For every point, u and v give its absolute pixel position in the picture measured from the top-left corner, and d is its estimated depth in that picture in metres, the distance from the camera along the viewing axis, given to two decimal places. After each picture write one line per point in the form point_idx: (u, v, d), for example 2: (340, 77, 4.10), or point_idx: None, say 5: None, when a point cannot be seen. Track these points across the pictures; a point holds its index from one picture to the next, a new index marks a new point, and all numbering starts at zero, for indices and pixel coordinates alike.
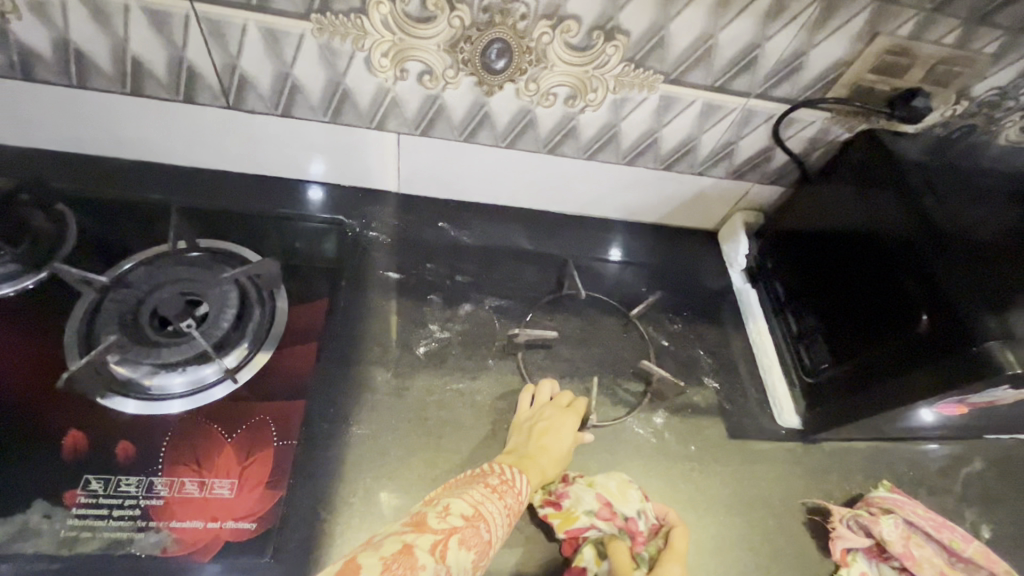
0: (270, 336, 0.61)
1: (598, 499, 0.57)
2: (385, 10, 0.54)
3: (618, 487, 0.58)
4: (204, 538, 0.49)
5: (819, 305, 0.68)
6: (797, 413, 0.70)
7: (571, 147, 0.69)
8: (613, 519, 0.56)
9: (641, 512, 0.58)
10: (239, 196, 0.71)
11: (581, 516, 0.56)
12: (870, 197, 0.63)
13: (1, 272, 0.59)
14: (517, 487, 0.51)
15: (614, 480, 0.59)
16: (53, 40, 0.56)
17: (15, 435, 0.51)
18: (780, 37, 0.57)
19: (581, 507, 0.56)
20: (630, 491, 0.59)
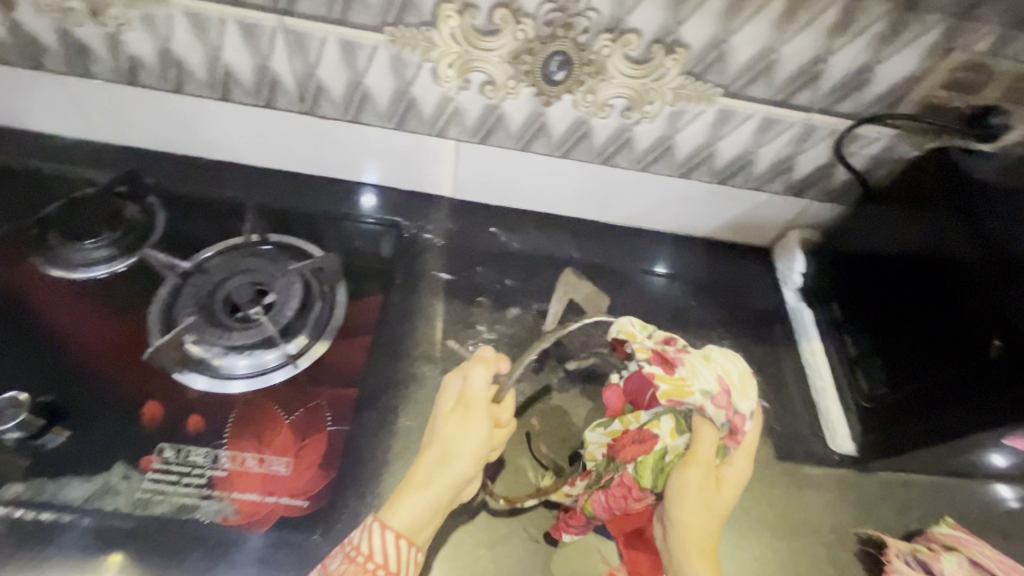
0: (328, 327, 0.64)
1: (717, 382, 0.52)
2: (454, 23, 0.57)
3: (742, 382, 0.53)
4: (261, 511, 0.53)
5: (881, 330, 0.65)
6: (852, 440, 0.67)
7: (625, 158, 0.70)
8: (724, 410, 0.51)
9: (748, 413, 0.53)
10: (306, 196, 0.75)
11: (691, 391, 0.52)
12: (934, 221, 0.60)
13: (98, 255, 0.65)
14: (361, 559, 0.45)
15: (740, 372, 0.54)
16: (158, 49, 0.62)
17: (102, 402, 0.57)
18: (846, 52, 0.57)
19: (696, 384, 0.52)
20: (748, 390, 0.54)
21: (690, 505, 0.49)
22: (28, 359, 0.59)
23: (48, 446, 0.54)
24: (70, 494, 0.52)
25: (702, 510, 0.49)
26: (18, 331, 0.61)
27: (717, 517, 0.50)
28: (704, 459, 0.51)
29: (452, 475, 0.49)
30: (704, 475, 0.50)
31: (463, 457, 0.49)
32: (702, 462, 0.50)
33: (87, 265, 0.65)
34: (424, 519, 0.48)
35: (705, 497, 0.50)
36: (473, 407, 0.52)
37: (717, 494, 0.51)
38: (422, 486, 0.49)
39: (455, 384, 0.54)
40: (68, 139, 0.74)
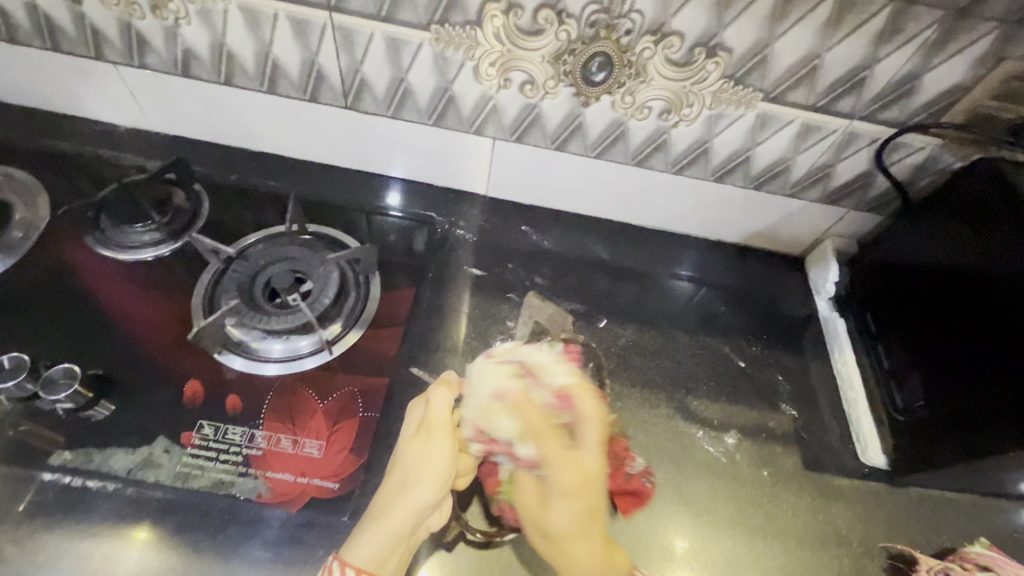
0: (362, 317, 0.66)
1: (476, 420, 0.53)
2: (498, 22, 0.58)
3: (491, 405, 0.53)
4: (294, 490, 0.54)
5: (920, 342, 0.63)
6: (883, 452, 0.66)
7: (659, 161, 0.70)
8: (485, 443, 0.53)
9: (513, 431, 0.51)
10: (344, 189, 0.78)
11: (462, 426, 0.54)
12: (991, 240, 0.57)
13: (146, 238, 0.68)
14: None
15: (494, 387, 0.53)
16: (212, 43, 0.65)
17: (146, 378, 0.60)
18: (892, 59, 0.56)
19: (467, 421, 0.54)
20: (515, 409, 0.51)
21: (533, 529, 0.50)
22: (82, 334, 0.62)
23: (96, 419, 0.56)
24: (115, 464, 0.54)
25: (538, 535, 0.49)
26: (73, 308, 0.64)
27: (552, 535, 0.48)
28: (524, 486, 0.51)
29: (415, 503, 0.49)
30: (527, 495, 0.51)
31: (423, 483, 0.50)
32: (519, 488, 0.51)
33: (134, 248, 0.68)
34: (385, 550, 0.48)
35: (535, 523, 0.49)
36: (436, 430, 0.53)
37: (542, 515, 0.49)
38: (383, 517, 0.49)
39: (418, 410, 0.56)
40: (122, 127, 0.78)
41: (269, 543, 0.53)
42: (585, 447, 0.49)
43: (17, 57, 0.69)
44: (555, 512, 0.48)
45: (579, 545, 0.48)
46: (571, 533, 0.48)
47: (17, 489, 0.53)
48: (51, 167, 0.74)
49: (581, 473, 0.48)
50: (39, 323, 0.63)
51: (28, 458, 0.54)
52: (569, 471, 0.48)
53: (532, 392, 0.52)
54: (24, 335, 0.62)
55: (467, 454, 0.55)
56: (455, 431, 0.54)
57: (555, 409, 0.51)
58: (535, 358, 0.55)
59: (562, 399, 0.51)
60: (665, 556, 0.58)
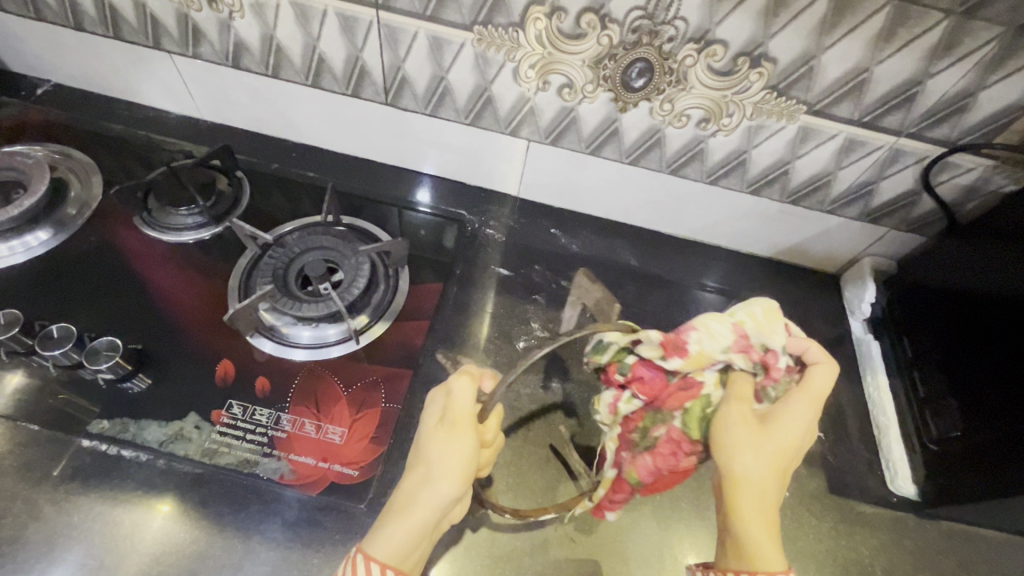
0: (389, 309, 0.67)
1: (732, 334, 0.51)
2: (541, 26, 0.58)
3: (754, 323, 0.52)
4: (315, 474, 0.56)
5: (957, 368, 0.60)
6: (914, 482, 0.63)
7: (695, 170, 0.70)
8: (746, 354, 0.51)
9: (767, 344, 0.51)
10: (379, 184, 0.79)
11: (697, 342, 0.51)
12: None
13: (189, 221, 0.71)
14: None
15: (761, 308, 0.53)
16: (262, 36, 0.67)
17: (182, 355, 0.62)
18: (945, 76, 0.54)
19: (712, 348, 0.51)
20: (767, 330, 0.52)
21: (739, 440, 0.46)
22: (126, 310, 0.65)
23: (133, 391, 0.59)
24: (148, 436, 0.57)
25: (744, 447, 0.45)
26: (119, 284, 0.67)
27: (764, 457, 0.45)
28: (740, 403, 0.49)
29: (436, 500, 0.47)
30: (742, 413, 0.48)
31: (449, 479, 0.47)
32: (735, 399, 0.49)
33: (178, 230, 0.71)
34: (407, 548, 0.46)
35: (747, 436, 0.46)
36: (460, 423, 0.49)
37: (760, 429, 0.46)
38: (405, 511, 0.47)
39: (439, 399, 0.53)
40: (174, 114, 0.81)
41: (288, 524, 0.54)
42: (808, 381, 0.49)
43: (82, 42, 0.73)
44: (784, 435, 0.46)
45: (769, 472, 0.44)
46: (779, 464, 0.45)
47: (57, 453, 0.56)
48: (106, 149, 0.78)
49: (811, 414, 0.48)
50: (87, 296, 0.66)
51: (69, 423, 0.57)
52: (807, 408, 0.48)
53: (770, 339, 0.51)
54: (73, 307, 0.65)
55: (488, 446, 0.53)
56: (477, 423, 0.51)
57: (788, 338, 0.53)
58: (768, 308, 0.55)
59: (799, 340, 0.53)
60: (676, 569, 0.57)
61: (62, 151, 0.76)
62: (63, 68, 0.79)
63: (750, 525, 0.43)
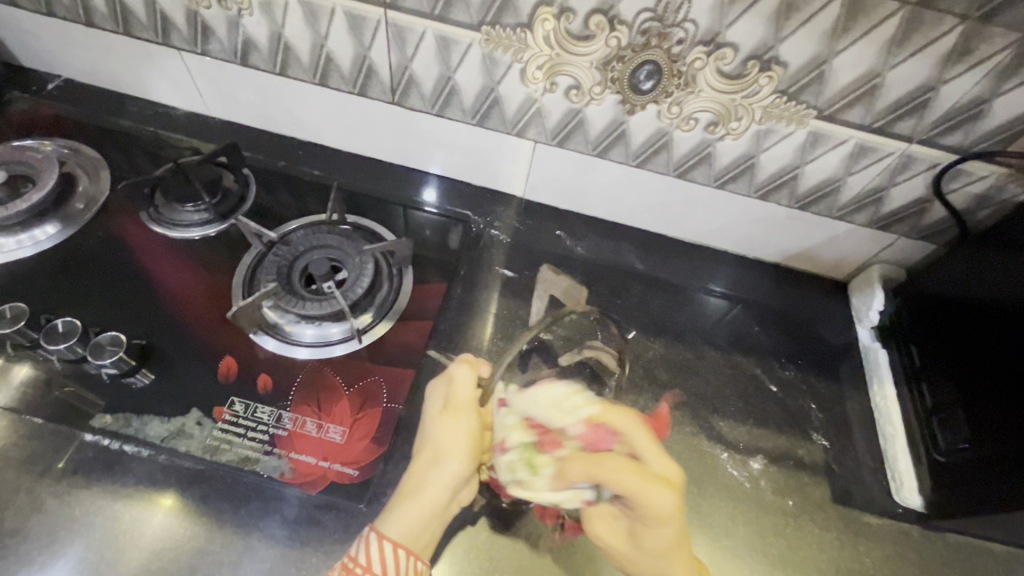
0: (393, 309, 0.66)
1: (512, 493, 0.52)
2: (549, 27, 0.58)
3: (536, 477, 0.50)
4: (315, 473, 0.56)
5: (966, 377, 0.59)
6: (920, 493, 0.63)
7: (701, 174, 0.69)
8: (569, 496, 0.49)
9: (572, 494, 0.49)
10: (385, 183, 0.79)
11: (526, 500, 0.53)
12: None
13: (196, 218, 0.71)
14: (359, 569, 0.47)
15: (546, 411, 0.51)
16: (271, 34, 0.67)
17: (185, 351, 0.62)
18: (959, 82, 0.53)
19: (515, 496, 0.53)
20: (546, 465, 0.50)
21: (635, 561, 0.49)
22: (131, 305, 0.65)
23: (136, 386, 0.59)
24: (150, 431, 0.57)
25: (636, 566, 0.49)
26: (124, 279, 0.67)
27: (654, 562, 0.47)
28: (599, 521, 0.49)
29: (447, 481, 0.50)
30: (613, 531, 0.49)
31: (457, 459, 0.51)
32: (593, 522, 0.50)
33: (184, 226, 0.71)
34: (419, 527, 0.49)
35: (624, 551, 0.49)
36: (464, 408, 0.53)
37: (636, 545, 0.48)
38: (418, 493, 0.50)
39: (439, 386, 0.54)
40: (182, 111, 0.81)
41: (288, 522, 0.55)
42: (647, 462, 0.46)
43: (92, 38, 0.74)
44: (655, 542, 0.46)
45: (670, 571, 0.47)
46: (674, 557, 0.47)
47: (60, 446, 0.56)
48: (114, 144, 0.78)
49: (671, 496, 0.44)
50: (93, 291, 0.66)
51: (72, 417, 0.57)
52: (663, 497, 0.44)
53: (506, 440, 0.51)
54: (79, 302, 0.65)
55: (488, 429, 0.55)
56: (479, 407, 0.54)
57: (587, 446, 0.49)
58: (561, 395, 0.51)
59: (592, 430, 0.49)
60: None
61: (71, 146, 0.76)
62: (73, 64, 0.79)
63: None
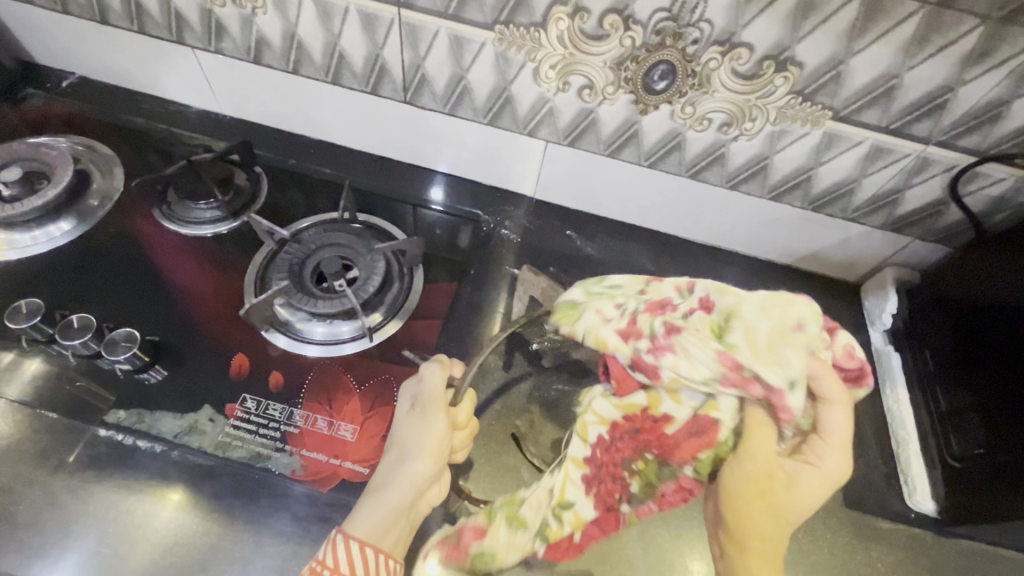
0: (403, 308, 0.67)
1: (718, 356, 0.45)
2: (564, 26, 0.58)
3: (753, 339, 0.44)
4: (326, 471, 0.56)
5: (984, 384, 0.58)
6: (934, 499, 0.62)
7: (714, 175, 0.69)
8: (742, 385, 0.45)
9: (799, 377, 0.42)
10: (396, 182, 0.79)
11: (706, 373, 0.46)
12: None
13: (207, 215, 0.71)
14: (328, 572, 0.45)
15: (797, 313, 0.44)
16: (284, 32, 0.67)
17: (197, 348, 0.62)
18: (978, 84, 0.53)
19: (696, 373, 0.46)
20: (796, 345, 0.43)
21: (755, 512, 0.46)
22: (144, 301, 0.66)
23: (148, 382, 0.60)
24: (163, 427, 0.57)
25: (755, 501, 0.46)
26: (137, 276, 0.68)
27: (787, 515, 0.46)
28: (764, 440, 0.46)
29: (413, 479, 0.49)
30: (761, 461, 0.46)
31: (421, 457, 0.50)
32: (752, 443, 0.46)
33: (196, 224, 0.71)
34: (386, 525, 0.48)
35: (763, 491, 0.46)
36: (431, 406, 0.52)
37: (778, 491, 0.46)
38: (383, 491, 0.49)
39: (411, 386, 0.55)
40: (195, 109, 0.82)
41: (299, 519, 0.55)
42: (837, 427, 0.46)
43: (106, 36, 0.74)
44: (802, 491, 0.46)
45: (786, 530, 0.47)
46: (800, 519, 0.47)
47: (72, 441, 0.57)
48: (127, 142, 0.79)
49: (838, 462, 0.46)
50: (106, 287, 0.66)
51: (87, 412, 0.58)
52: (837, 462, 0.46)
53: (795, 332, 0.43)
54: (93, 298, 0.66)
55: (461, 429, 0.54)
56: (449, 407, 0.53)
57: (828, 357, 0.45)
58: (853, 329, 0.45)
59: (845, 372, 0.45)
60: None
61: (84, 143, 0.77)
62: (87, 62, 0.80)
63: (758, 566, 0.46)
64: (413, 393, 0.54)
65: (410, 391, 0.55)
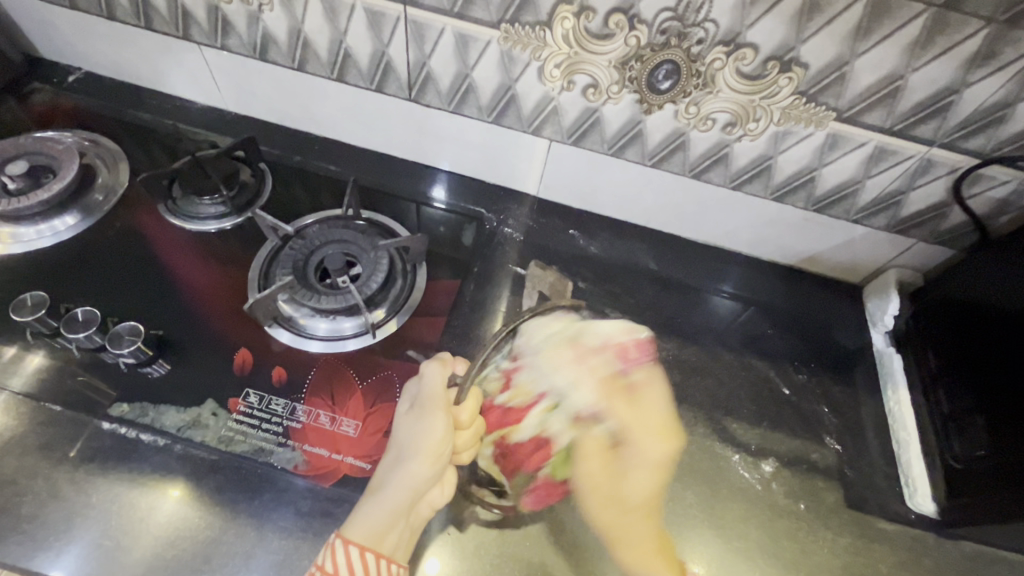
0: (406, 305, 0.67)
1: (546, 390, 0.55)
2: (569, 25, 0.58)
3: (547, 363, 0.56)
4: (329, 466, 0.56)
5: (995, 386, 0.57)
6: (935, 500, 0.62)
7: (718, 175, 0.69)
8: (580, 420, 0.54)
9: (575, 382, 0.55)
10: (400, 180, 0.79)
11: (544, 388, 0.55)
12: None
13: (212, 211, 0.72)
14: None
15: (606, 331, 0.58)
16: (290, 29, 0.67)
17: (200, 342, 0.63)
18: (982, 86, 0.53)
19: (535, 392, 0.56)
20: (566, 358, 0.56)
21: (602, 512, 0.51)
22: (149, 296, 0.66)
23: (152, 375, 0.60)
24: (166, 421, 0.57)
25: (608, 508, 0.51)
26: (141, 271, 0.68)
27: (625, 504, 0.51)
28: (591, 454, 0.52)
29: (410, 479, 0.49)
30: (597, 471, 0.52)
31: (418, 458, 0.49)
32: (586, 459, 0.52)
33: (201, 219, 0.72)
34: (384, 528, 0.48)
35: (605, 484, 0.51)
36: (431, 406, 0.51)
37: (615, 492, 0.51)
38: (382, 492, 0.49)
39: (413, 387, 0.55)
40: (200, 105, 0.82)
41: (301, 514, 0.55)
42: (644, 402, 0.55)
43: (113, 32, 0.74)
44: (631, 487, 0.51)
45: (645, 523, 0.51)
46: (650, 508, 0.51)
47: (76, 434, 0.57)
48: (132, 137, 0.79)
49: (658, 443, 0.53)
50: (111, 281, 0.67)
51: (90, 406, 0.58)
52: (657, 444, 0.52)
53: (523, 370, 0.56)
54: (97, 291, 0.66)
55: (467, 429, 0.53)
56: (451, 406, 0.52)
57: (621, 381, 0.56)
58: (581, 330, 0.58)
59: (623, 379, 0.56)
60: None
61: (90, 138, 0.77)
62: (94, 57, 0.80)
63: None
64: (415, 394, 0.54)
65: (413, 392, 0.55)
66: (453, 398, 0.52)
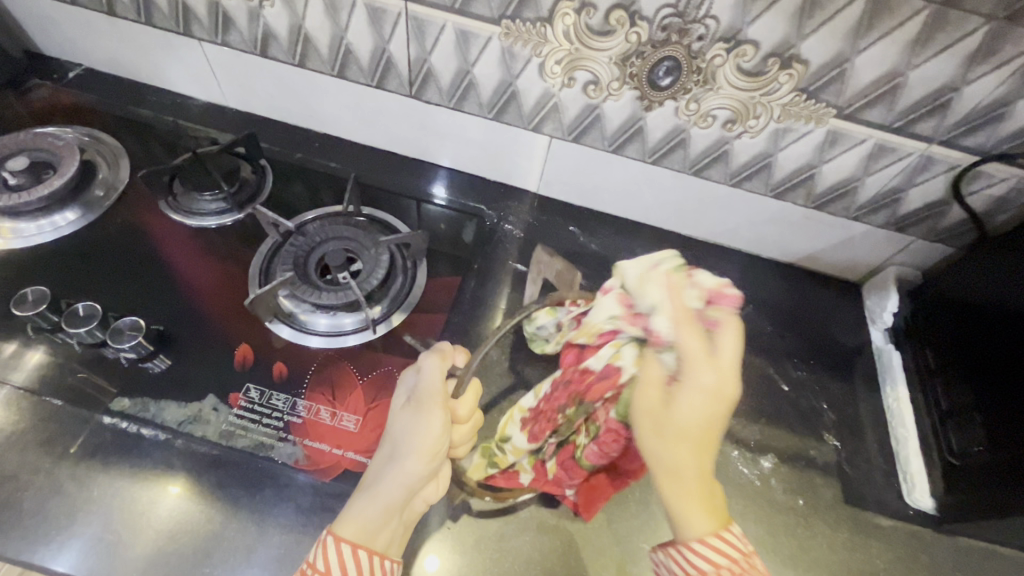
0: (406, 301, 0.67)
1: (618, 299, 0.50)
2: (569, 21, 0.58)
3: (634, 283, 0.48)
4: (329, 460, 0.56)
5: (995, 385, 0.57)
6: (933, 496, 0.62)
7: (718, 172, 0.69)
8: (637, 322, 0.48)
9: (657, 302, 0.45)
10: (400, 176, 0.80)
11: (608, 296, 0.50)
12: None
13: (212, 207, 0.72)
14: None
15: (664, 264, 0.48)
16: (291, 25, 0.67)
17: (201, 338, 0.63)
18: (981, 83, 0.53)
19: (598, 317, 0.50)
20: (654, 280, 0.47)
21: (647, 439, 0.42)
22: (149, 291, 0.66)
23: (153, 371, 0.60)
24: (167, 415, 0.58)
25: (650, 438, 0.42)
26: (141, 267, 0.68)
27: (668, 436, 0.41)
28: (649, 377, 0.44)
29: (407, 477, 0.48)
30: (651, 397, 0.43)
31: (415, 455, 0.49)
32: (643, 387, 0.44)
33: (201, 215, 0.72)
34: (377, 526, 0.47)
35: (654, 411, 0.42)
36: (429, 403, 0.50)
37: (662, 416, 0.41)
38: (376, 488, 0.48)
39: (410, 380, 0.54)
40: (200, 101, 0.82)
41: (302, 509, 0.55)
42: (722, 345, 0.43)
43: (113, 27, 0.74)
44: (682, 417, 0.41)
45: (692, 460, 0.40)
46: (698, 451, 0.40)
47: (77, 430, 0.57)
48: (132, 133, 0.79)
49: (722, 375, 0.41)
50: (111, 277, 0.67)
51: (91, 401, 0.58)
52: (710, 376, 0.41)
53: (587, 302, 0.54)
54: (98, 287, 0.66)
55: (461, 424, 0.53)
56: (448, 401, 0.52)
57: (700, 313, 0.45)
58: (647, 264, 0.49)
59: (702, 314, 0.45)
60: None
61: (90, 134, 0.77)
62: (94, 54, 0.80)
63: (690, 518, 0.40)
64: (411, 388, 0.53)
65: (409, 386, 0.54)
66: (452, 394, 0.52)
